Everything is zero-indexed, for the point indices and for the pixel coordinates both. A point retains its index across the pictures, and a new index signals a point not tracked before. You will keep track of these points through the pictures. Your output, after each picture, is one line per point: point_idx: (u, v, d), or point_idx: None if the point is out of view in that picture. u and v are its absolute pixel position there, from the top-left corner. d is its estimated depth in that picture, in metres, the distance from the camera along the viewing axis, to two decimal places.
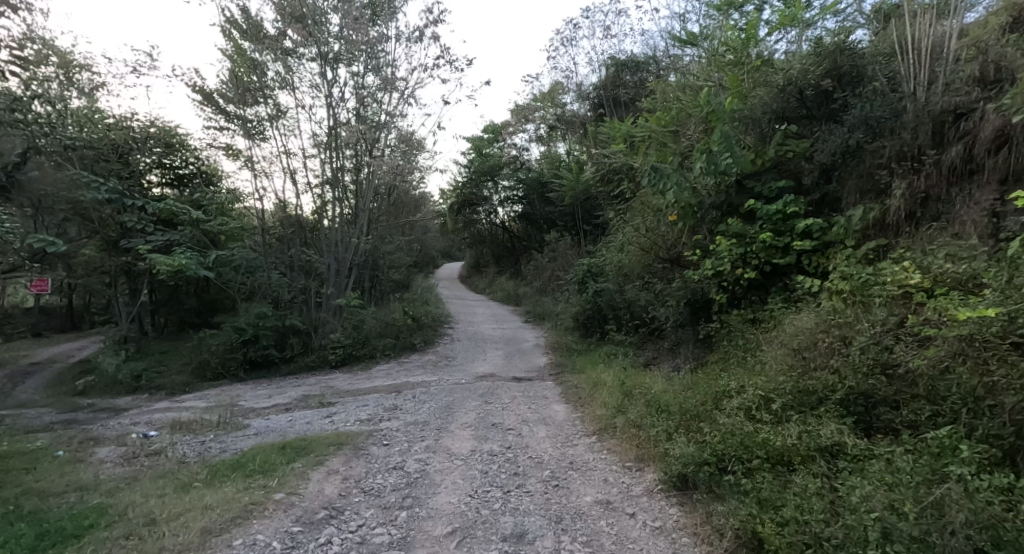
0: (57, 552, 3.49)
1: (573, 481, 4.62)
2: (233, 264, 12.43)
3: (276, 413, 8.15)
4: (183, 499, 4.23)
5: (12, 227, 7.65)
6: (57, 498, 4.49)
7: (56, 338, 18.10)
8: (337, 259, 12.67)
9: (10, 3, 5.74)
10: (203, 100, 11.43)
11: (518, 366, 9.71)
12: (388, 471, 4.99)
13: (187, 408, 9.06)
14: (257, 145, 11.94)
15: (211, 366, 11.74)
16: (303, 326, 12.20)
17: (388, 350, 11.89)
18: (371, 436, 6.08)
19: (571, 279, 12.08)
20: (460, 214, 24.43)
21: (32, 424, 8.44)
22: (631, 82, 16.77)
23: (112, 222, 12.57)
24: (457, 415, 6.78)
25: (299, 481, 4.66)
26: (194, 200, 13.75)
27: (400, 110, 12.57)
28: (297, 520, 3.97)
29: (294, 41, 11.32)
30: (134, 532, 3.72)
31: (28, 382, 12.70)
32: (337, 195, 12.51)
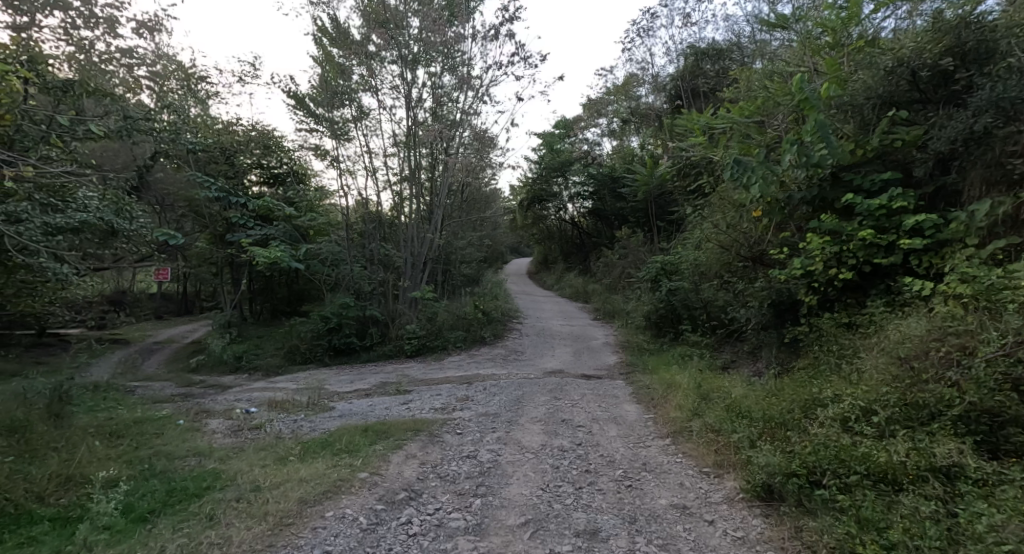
0: (184, 508, 3.95)
1: (646, 483, 4.56)
2: (321, 257, 13.31)
3: (358, 398, 8.65)
4: (281, 471, 4.63)
5: (143, 223, 8.69)
6: (181, 460, 5.07)
7: (172, 321, 20.29)
8: (413, 253, 13.18)
9: (148, 26, 6.54)
10: (296, 104, 12.28)
11: (587, 363, 9.67)
12: (462, 459, 5.17)
13: (280, 389, 9.82)
14: (342, 145, 12.66)
15: (300, 352, 12.64)
16: (381, 317, 12.82)
17: (459, 343, 12.26)
18: (445, 424, 6.30)
19: (642, 276, 11.82)
20: (530, 210, 24.59)
21: (154, 396, 9.52)
22: (711, 71, 16.05)
23: (220, 217, 13.85)
24: (527, 409, 6.86)
25: (381, 463, 4.93)
26: (287, 197, 14.83)
27: (474, 108, 12.85)
28: (380, 498, 4.21)
29: (377, 45, 11.84)
30: (243, 495, 4.13)
31: (150, 357, 14.35)
32: (415, 191, 12.99)
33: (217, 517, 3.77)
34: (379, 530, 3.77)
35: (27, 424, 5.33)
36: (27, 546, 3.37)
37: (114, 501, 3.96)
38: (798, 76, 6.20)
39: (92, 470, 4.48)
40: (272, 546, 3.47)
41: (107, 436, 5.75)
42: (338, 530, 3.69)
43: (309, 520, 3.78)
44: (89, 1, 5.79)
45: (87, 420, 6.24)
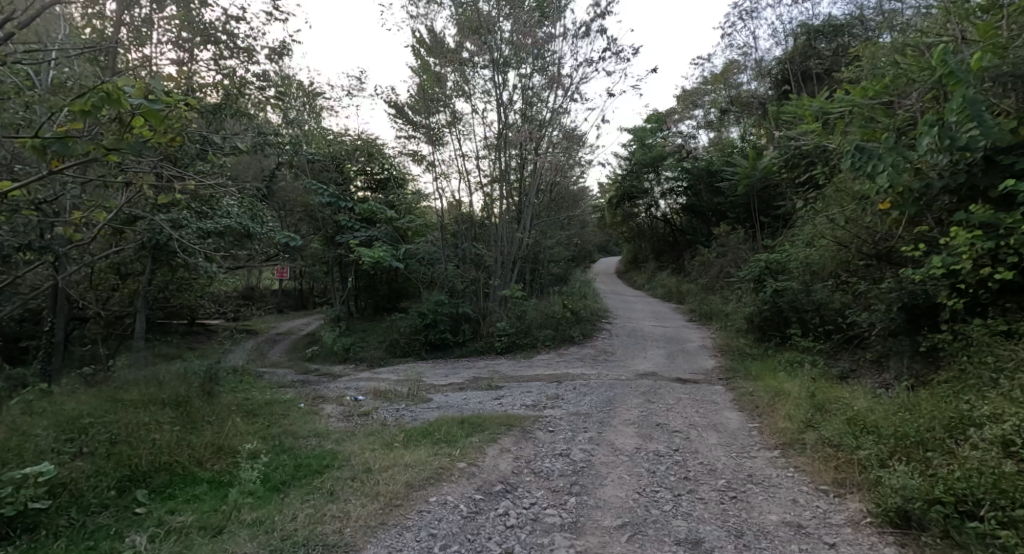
0: (309, 482, 4.32)
1: (753, 496, 4.26)
2: (419, 257, 13.96)
3: (453, 391, 8.96)
4: (388, 455, 4.90)
5: (270, 226, 9.64)
6: (303, 439, 5.56)
7: (290, 315, 22.32)
8: (503, 253, 13.38)
9: (278, 51, 7.25)
10: (395, 113, 12.98)
11: (682, 366, 9.29)
12: (556, 457, 5.16)
13: (383, 380, 10.44)
14: (438, 150, 13.18)
15: (400, 345, 13.32)
16: (473, 314, 13.22)
17: (548, 341, 12.30)
18: (537, 421, 6.34)
19: (743, 276, 11.10)
20: (619, 208, 24.08)
21: (279, 381, 10.52)
22: (825, 51, 14.70)
23: (330, 221, 14.96)
24: (620, 410, 6.72)
25: (477, 454, 5.06)
26: (388, 200, 15.71)
27: (565, 106, 12.80)
28: (479, 488, 4.32)
29: (471, 52, 12.18)
30: (357, 475, 4.43)
31: (273, 346, 15.91)
32: (505, 191, 13.17)
33: (337, 493, 4.07)
34: (478, 519, 3.87)
35: (184, 400, 6.10)
36: (191, 502, 3.85)
37: (255, 470, 4.43)
38: (940, 47, 5.42)
39: (235, 443, 5.03)
40: (384, 524, 3.67)
41: (244, 414, 6.43)
42: (441, 516, 3.82)
43: (415, 503, 3.96)
44: (233, 33, 6.54)
45: (228, 398, 7.03)
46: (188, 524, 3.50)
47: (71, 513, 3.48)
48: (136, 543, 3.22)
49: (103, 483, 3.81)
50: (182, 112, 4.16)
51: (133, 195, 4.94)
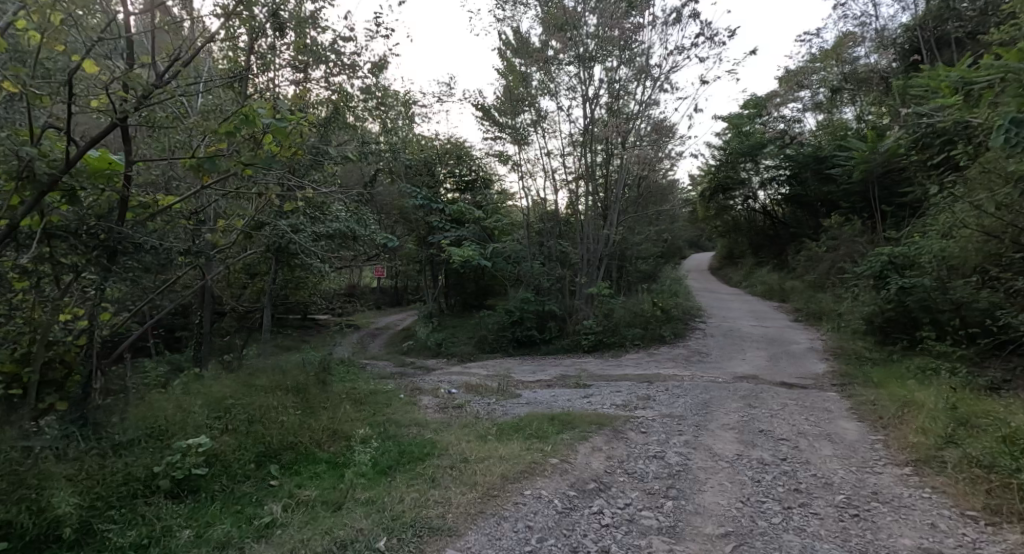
0: (414, 467, 4.65)
1: (878, 516, 3.96)
2: (506, 255, 14.30)
3: (541, 387, 9.12)
4: (484, 447, 5.13)
5: (371, 228, 10.34)
6: (406, 428, 5.96)
7: (386, 311, 23.72)
8: (589, 250, 13.29)
9: (378, 64, 7.76)
10: (482, 116, 13.32)
11: (786, 370, 8.75)
12: (649, 458, 5.12)
13: (473, 374, 10.84)
14: (524, 150, 13.42)
15: (488, 341, 13.65)
16: (559, 311, 13.33)
17: (637, 340, 12.09)
18: (628, 421, 6.30)
19: (861, 272, 10.21)
20: (712, 201, 23.01)
21: (380, 372, 11.28)
22: (967, 13, 12.91)
23: (422, 222, 15.68)
24: (717, 414, 6.49)
25: (569, 451, 5.14)
26: (476, 201, 16.18)
27: (654, 98, 12.48)
28: (572, 485, 4.40)
29: (556, 49, 12.21)
30: (456, 464, 4.68)
31: (373, 340, 17.04)
32: (591, 188, 13.09)
33: (438, 480, 4.35)
34: (573, 515, 3.94)
35: (302, 387, 6.75)
36: (313, 479, 4.29)
37: (366, 454, 4.83)
38: None
39: (348, 427, 5.51)
40: (483, 512, 3.85)
41: (352, 402, 6.99)
42: (537, 509, 3.95)
43: (511, 495, 4.12)
44: (338, 50, 7.11)
45: (338, 387, 7.69)
46: (313, 498, 3.91)
47: (222, 480, 4.01)
48: (273, 511, 3.65)
49: (245, 456, 4.33)
50: (303, 127, 4.63)
51: (261, 203, 5.54)
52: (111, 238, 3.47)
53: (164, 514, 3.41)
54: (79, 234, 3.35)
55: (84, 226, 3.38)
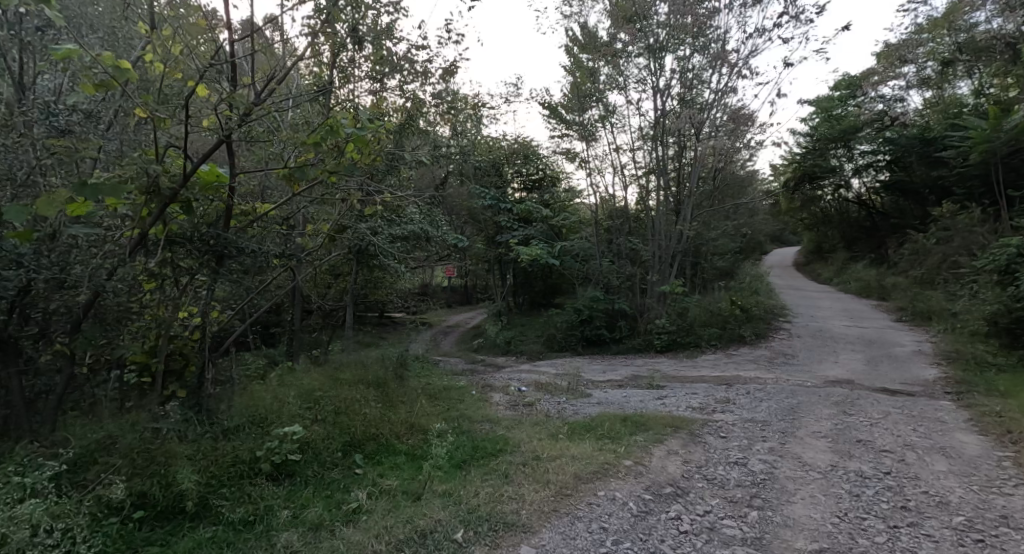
0: (488, 462, 4.79)
1: (1005, 543, 3.59)
2: (574, 253, 14.24)
3: (612, 387, 9.03)
4: (556, 446, 5.17)
5: (444, 229, 10.67)
6: (480, 424, 6.12)
7: (458, 309, 24.34)
8: (661, 247, 12.95)
9: (449, 70, 7.99)
10: (549, 114, 13.36)
11: (888, 375, 8.09)
12: (730, 465, 4.95)
13: (543, 373, 10.91)
14: (592, 146, 13.34)
15: (557, 340, 13.65)
16: (630, 310, 13.11)
17: (714, 340, 11.66)
18: (706, 425, 6.11)
19: (983, 267, 9.22)
20: (797, 192, 21.70)
21: (452, 369, 11.62)
22: None
23: (491, 222, 15.91)
24: (805, 421, 6.15)
25: (644, 454, 5.07)
26: (544, 200, 16.22)
27: (730, 85, 11.97)
28: (648, 489, 4.35)
29: (625, 42, 11.98)
30: (529, 462, 4.76)
31: (445, 337, 17.56)
32: (663, 183, 12.81)
33: (511, 476, 4.45)
34: (649, 519, 3.90)
35: (382, 382, 7.10)
36: (393, 470, 4.52)
37: (442, 448, 5.01)
38: None
39: (425, 422, 5.74)
40: (556, 511, 3.89)
41: (428, 397, 7.27)
42: (611, 510, 3.94)
43: (585, 495, 4.13)
44: (412, 58, 7.39)
45: (414, 383, 8.02)
46: (394, 488, 4.12)
47: (315, 466, 4.32)
48: (359, 498, 3.90)
49: (333, 445, 4.63)
50: (382, 135, 4.86)
51: (344, 208, 5.89)
52: (219, 243, 3.85)
53: (267, 495, 3.74)
54: (193, 239, 3.74)
55: (198, 233, 3.77)
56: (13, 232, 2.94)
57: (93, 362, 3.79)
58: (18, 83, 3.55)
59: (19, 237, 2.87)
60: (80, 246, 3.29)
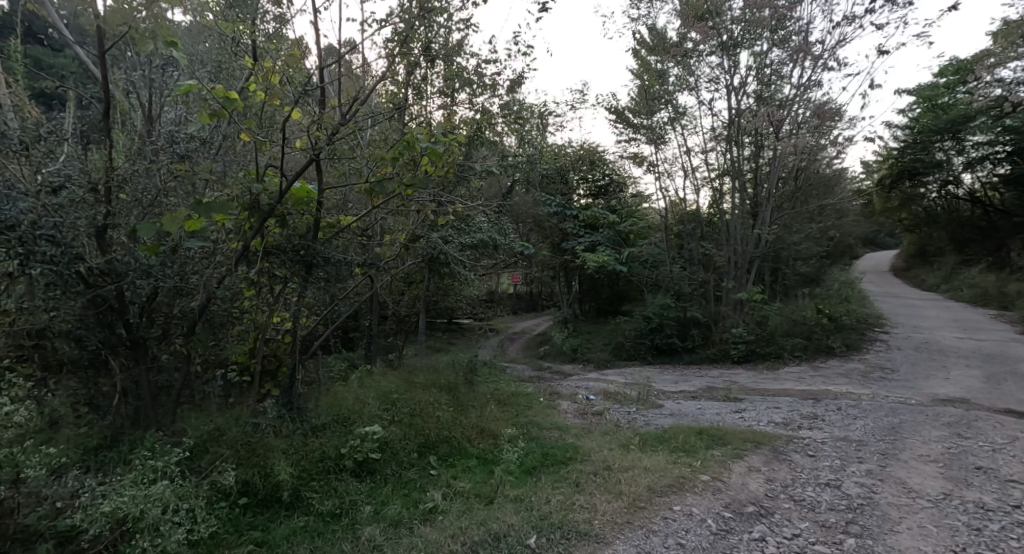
0: (559, 470, 4.83)
1: None
2: (642, 259, 13.95)
3: (685, 399, 8.77)
4: (628, 456, 5.12)
5: (512, 237, 10.84)
6: (549, 431, 6.16)
7: (524, 316, 24.46)
8: (736, 252, 12.51)
9: (515, 81, 8.14)
10: (615, 118, 13.21)
11: (1011, 396, 7.28)
12: (818, 486, 4.65)
13: (611, 381, 10.78)
14: (661, 149, 13.09)
15: (625, 348, 13.40)
16: (703, 319, 12.67)
17: (797, 352, 11.03)
18: (790, 441, 5.80)
19: None
20: (895, 189, 20.11)
21: (519, 375, 11.73)
22: None
23: (556, 229, 15.55)
24: (908, 443, 5.67)
25: (722, 469, 4.88)
26: (610, 206, 16.00)
27: (813, 79, 11.36)
28: (727, 506, 4.16)
29: (695, 41, 11.66)
30: (600, 471, 4.74)
31: (512, 343, 17.72)
32: (739, 184, 12.41)
33: (582, 485, 4.45)
34: (730, 538, 3.73)
35: (453, 386, 7.33)
36: (466, 472, 4.66)
37: (514, 453, 5.10)
38: None
39: (497, 427, 5.86)
40: (630, 523, 3.83)
41: (497, 402, 7.41)
42: (688, 527, 3.81)
43: (660, 509, 4.03)
44: (482, 72, 7.60)
45: (484, 388, 8.18)
46: (468, 490, 4.24)
47: (394, 465, 4.52)
48: (435, 498, 4.05)
49: (410, 445, 4.82)
50: (454, 148, 5.02)
51: (419, 219, 6.15)
52: (309, 252, 4.16)
53: (352, 490, 3.98)
54: (286, 250, 4.07)
55: (290, 244, 4.08)
56: (143, 247, 3.38)
57: (203, 362, 4.19)
58: (145, 116, 4.04)
59: (147, 250, 3.27)
60: (195, 258, 3.68)
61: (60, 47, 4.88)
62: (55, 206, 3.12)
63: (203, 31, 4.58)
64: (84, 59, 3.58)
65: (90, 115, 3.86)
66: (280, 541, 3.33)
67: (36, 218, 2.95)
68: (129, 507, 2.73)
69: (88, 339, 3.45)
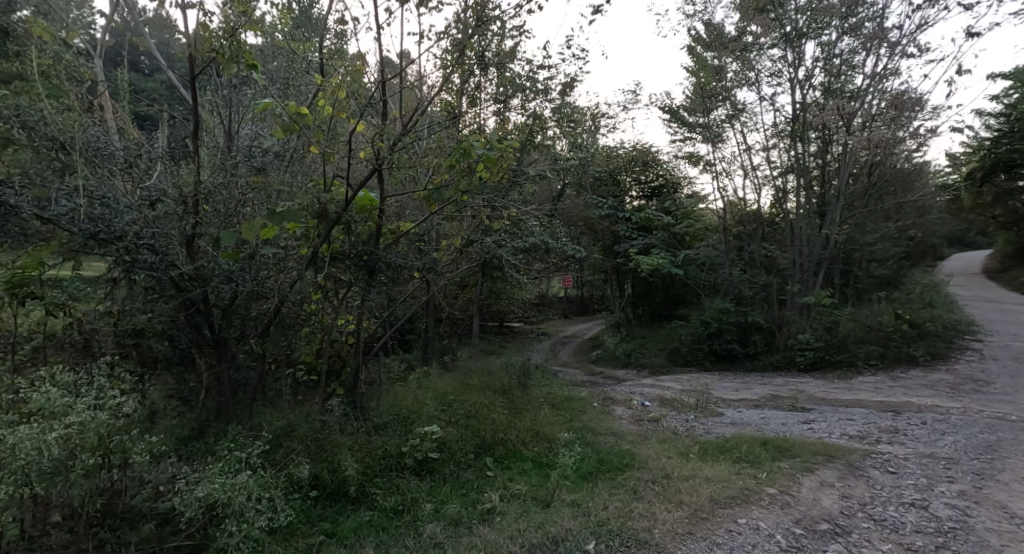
0: (616, 476, 4.78)
1: None
2: (699, 262, 13.54)
3: (748, 407, 8.44)
4: (687, 465, 4.99)
5: (565, 240, 10.82)
6: (605, 437, 6.10)
7: (577, 320, 24.25)
8: (802, 253, 12.05)
9: (568, 84, 8.16)
10: (669, 117, 12.93)
11: None
12: (901, 504, 4.32)
13: (667, 388, 10.52)
14: (718, 148, 12.73)
15: (682, 354, 13.03)
16: (766, 324, 12.15)
17: (872, 360, 10.40)
18: (867, 456, 5.47)
19: None
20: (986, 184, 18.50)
21: (573, 379, 11.65)
22: None
23: (608, 232, 15.50)
24: (1002, 463, 5.23)
25: (791, 483, 4.65)
26: (664, 207, 15.60)
27: (888, 68, 10.73)
28: (798, 523, 3.93)
29: (756, 35, 11.25)
30: (659, 480, 4.65)
31: (564, 347, 17.60)
32: (804, 181, 11.88)
33: (640, 492, 4.39)
34: None
35: (507, 389, 7.39)
36: (521, 475, 4.70)
37: (570, 457, 5.09)
38: None
39: (553, 431, 5.85)
40: (692, 534, 3.72)
41: (551, 406, 7.41)
42: (756, 541, 3.65)
43: (724, 522, 3.89)
44: (535, 77, 7.67)
45: (538, 392, 8.19)
46: (524, 493, 4.28)
47: (452, 465, 4.62)
48: (492, 499, 4.11)
49: (467, 446, 4.91)
50: (509, 154, 5.07)
51: (473, 224, 6.25)
52: (372, 259, 4.32)
53: (413, 488, 4.11)
54: (351, 256, 4.26)
55: (354, 250, 4.26)
56: (226, 253, 3.65)
57: (275, 362, 4.46)
58: (226, 132, 4.37)
59: (229, 256, 3.54)
60: (269, 264, 3.94)
61: (153, 72, 5.35)
62: (152, 218, 3.46)
63: (273, 52, 4.91)
64: (174, 81, 3.94)
65: (179, 132, 4.22)
66: (348, 534, 3.49)
67: (138, 230, 3.34)
68: (220, 493, 2.93)
69: (179, 338, 3.80)
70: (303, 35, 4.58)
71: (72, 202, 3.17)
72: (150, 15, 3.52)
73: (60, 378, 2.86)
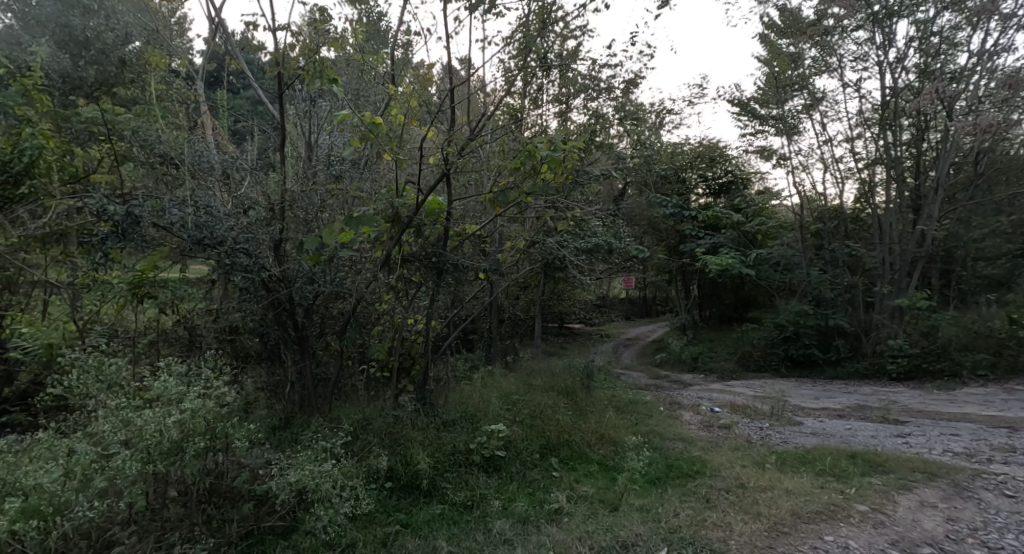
0: (685, 483, 4.67)
1: None
2: (772, 262, 12.89)
3: (829, 417, 7.94)
4: (765, 476, 4.77)
5: (630, 240, 10.62)
6: (673, 442, 5.95)
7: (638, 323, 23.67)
8: (893, 251, 11.27)
9: (632, 82, 8.06)
10: (739, 111, 12.40)
11: None
12: (1020, 531, 3.88)
13: (738, 394, 10.09)
14: (795, 140, 12.10)
15: (753, 358, 12.44)
16: (848, 328, 11.39)
17: (980, 370, 9.46)
18: (972, 476, 4.99)
19: None
20: None
21: (636, 383, 11.41)
22: None
23: (673, 231, 15.07)
24: None
25: (884, 501, 4.33)
26: (733, 204, 14.98)
27: (998, 43, 9.78)
28: (894, 544, 3.64)
29: (838, 17, 10.57)
30: (732, 489, 4.49)
31: (626, 350, 17.26)
32: (894, 173, 11.23)
33: (712, 501, 4.25)
34: None
35: (571, 390, 7.36)
36: (588, 477, 4.67)
37: (638, 461, 5.00)
38: None
39: (619, 434, 5.77)
40: (772, 548, 3.54)
41: (616, 409, 7.31)
42: None
43: (807, 537, 3.68)
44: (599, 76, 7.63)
45: (601, 394, 8.11)
46: (591, 496, 4.25)
47: (519, 464, 4.67)
48: (560, 499, 4.12)
49: (533, 447, 4.94)
50: (573, 155, 5.04)
51: (536, 225, 6.28)
52: (440, 260, 4.42)
53: (481, 485, 4.20)
54: (420, 258, 4.39)
55: (423, 253, 4.39)
56: (308, 256, 3.86)
57: (354, 359, 4.68)
58: (306, 143, 4.66)
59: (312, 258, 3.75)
60: (345, 266, 4.13)
61: (244, 89, 5.83)
62: (247, 223, 3.73)
63: (347, 65, 5.18)
64: (262, 97, 4.23)
65: (267, 144, 4.54)
66: (422, 525, 3.61)
67: (236, 235, 3.63)
68: (310, 479, 3.14)
69: (269, 335, 4.08)
70: (374, 47, 4.80)
71: (181, 211, 3.54)
72: (242, 39, 3.83)
73: (175, 369, 3.14)
